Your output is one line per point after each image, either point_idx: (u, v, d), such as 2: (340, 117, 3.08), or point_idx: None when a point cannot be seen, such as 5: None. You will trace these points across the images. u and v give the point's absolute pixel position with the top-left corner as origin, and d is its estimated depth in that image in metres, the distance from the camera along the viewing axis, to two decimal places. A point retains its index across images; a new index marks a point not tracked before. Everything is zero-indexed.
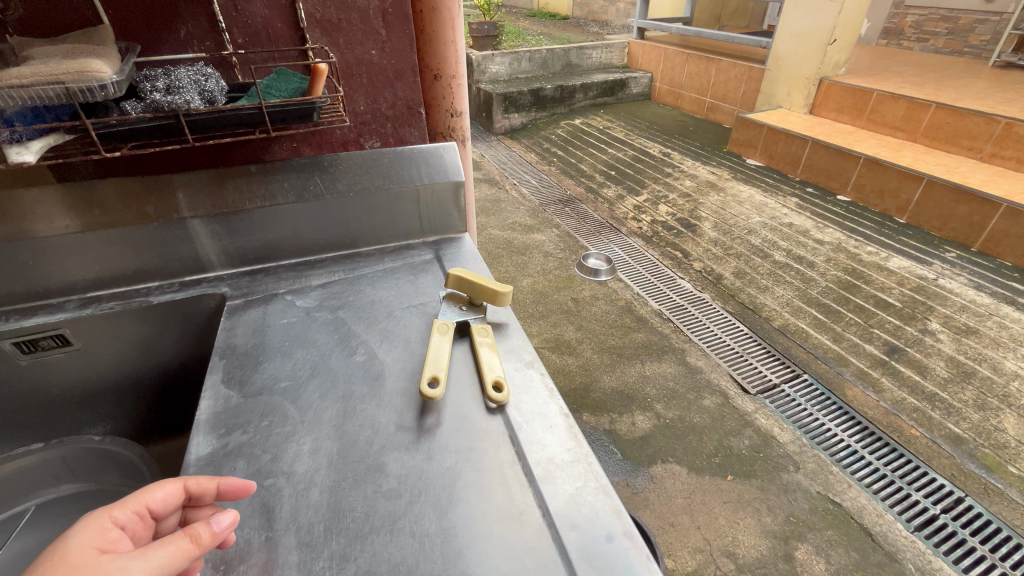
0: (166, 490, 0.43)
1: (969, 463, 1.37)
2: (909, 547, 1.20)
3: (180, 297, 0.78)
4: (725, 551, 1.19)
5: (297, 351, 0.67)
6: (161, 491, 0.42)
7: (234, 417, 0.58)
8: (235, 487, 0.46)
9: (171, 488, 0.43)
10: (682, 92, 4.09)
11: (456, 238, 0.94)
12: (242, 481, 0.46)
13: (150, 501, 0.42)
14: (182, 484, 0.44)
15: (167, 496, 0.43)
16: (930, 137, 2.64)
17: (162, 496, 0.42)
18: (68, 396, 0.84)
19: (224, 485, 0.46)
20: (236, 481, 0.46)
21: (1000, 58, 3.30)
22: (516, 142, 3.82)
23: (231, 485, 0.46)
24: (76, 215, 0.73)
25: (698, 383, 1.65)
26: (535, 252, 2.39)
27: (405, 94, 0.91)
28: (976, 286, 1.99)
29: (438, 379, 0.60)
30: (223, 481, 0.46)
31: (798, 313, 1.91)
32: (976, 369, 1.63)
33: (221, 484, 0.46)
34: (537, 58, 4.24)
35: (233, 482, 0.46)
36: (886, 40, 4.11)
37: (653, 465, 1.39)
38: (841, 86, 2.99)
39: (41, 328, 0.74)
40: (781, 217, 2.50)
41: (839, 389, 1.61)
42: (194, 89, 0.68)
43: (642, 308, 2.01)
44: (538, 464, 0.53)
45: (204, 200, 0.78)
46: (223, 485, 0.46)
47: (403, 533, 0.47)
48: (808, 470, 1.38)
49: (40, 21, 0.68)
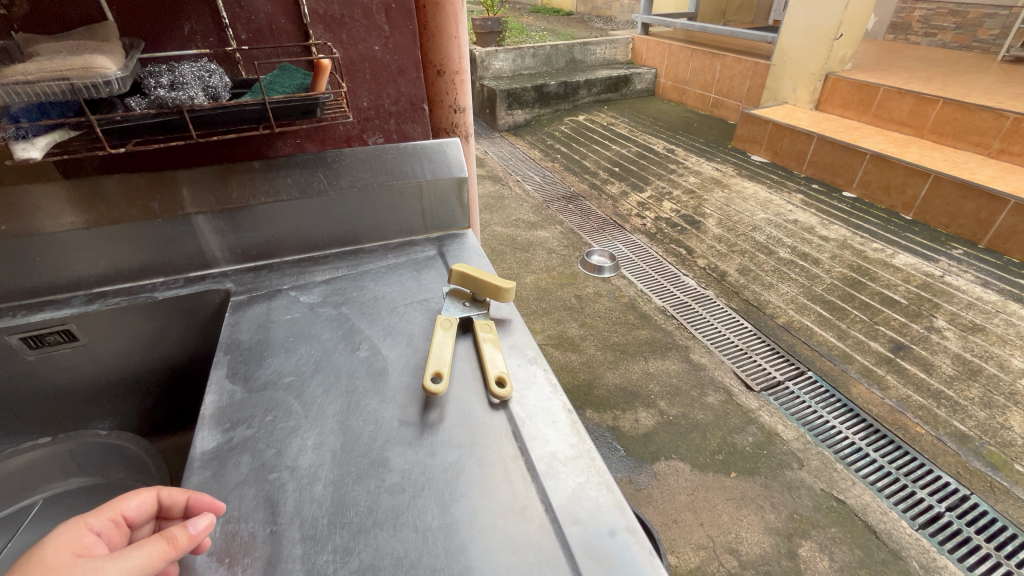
0: (141, 498, 0.45)
1: (975, 461, 1.36)
2: (914, 545, 1.20)
3: (185, 293, 0.79)
4: (728, 548, 1.19)
5: (301, 346, 0.68)
6: (136, 499, 0.45)
7: (239, 412, 0.58)
8: (204, 504, 0.46)
9: (146, 497, 0.45)
10: (687, 88, 4.07)
11: (459, 235, 0.94)
12: (211, 499, 0.47)
13: (125, 508, 0.44)
14: (155, 494, 0.46)
15: (141, 504, 0.45)
16: (937, 132, 2.62)
17: (137, 504, 0.45)
18: (75, 391, 0.85)
19: (193, 499, 0.46)
20: (206, 498, 0.47)
21: (1009, 52, 3.26)
22: (519, 139, 3.81)
23: (200, 501, 0.46)
24: (82, 211, 0.73)
25: (702, 380, 1.65)
26: (538, 249, 2.39)
27: (408, 90, 0.91)
28: (983, 283, 1.98)
29: (441, 374, 0.60)
30: (193, 495, 0.46)
31: (803, 310, 1.90)
32: (982, 367, 1.61)
33: (190, 498, 0.46)
34: (541, 54, 4.23)
35: (203, 499, 0.46)
36: (894, 35, 4.07)
37: (657, 462, 1.39)
38: (847, 81, 2.96)
39: (48, 323, 0.75)
40: (786, 214, 2.49)
41: (844, 387, 1.60)
42: (198, 84, 0.68)
43: (646, 305, 2.00)
44: (541, 459, 0.53)
45: (208, 196, 0.78)
46: (193, 499, 0.46)
47: (406, 527, 0.47)
48: (812, 467, 1.37)
49: (45, 17, 0.68)
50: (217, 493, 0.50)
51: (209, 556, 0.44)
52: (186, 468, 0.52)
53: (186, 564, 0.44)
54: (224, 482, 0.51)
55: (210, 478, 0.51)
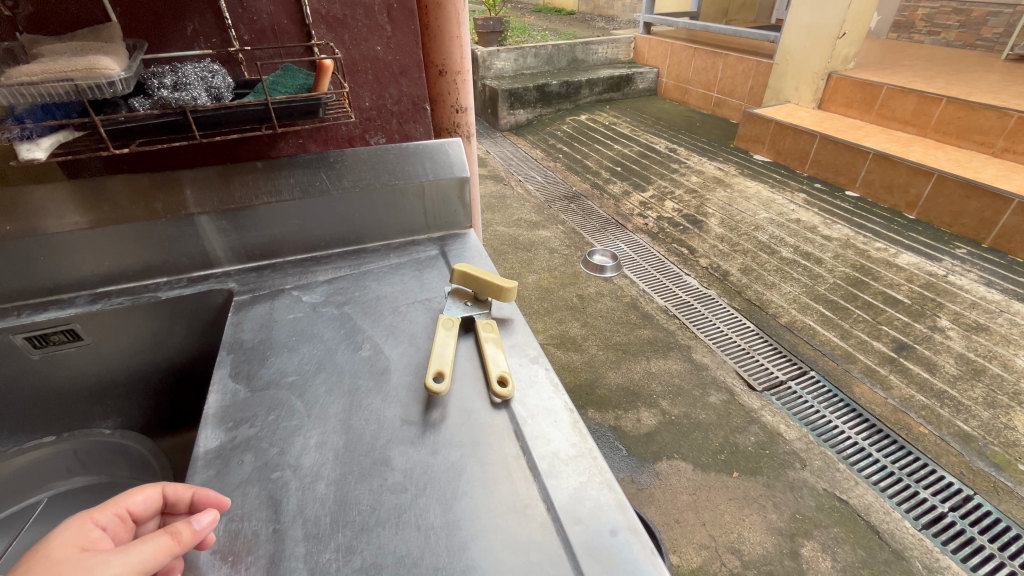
0: (147, 493, 0.45)
1: (979, 462, 1.35)
2: (917, 546, 1.19)
3: (188, 293, 0.79)
4: (730, 548, 1.19)
5: (303, 345, 0.68)
6: (142, 494, 0.45)
7: (242, 411, 0.58)
8: (209, 499, 0.47)
9: (151, 492, 0.45)
10: (689, 87, 4.06)
11: (461, 234, 0.95)
12: (217, 494, 0.47)
13: (130, 504, 0.44)
14: (161, 489, 0.46)
15: (147, 500, 0.45)
16: (940, 131, 2.61)
17: (143, 499, 0.45)
18: (79, 390, 0.85)
19: (199, 495, 0.47)
20: (211, 494, 0.47)
21: (1014, 51, 3.25)
22: (521, 139, 3.81)
23: (206, 497, 0.47)
24: (86, 211, 0.73)
25: (704, 380, 1.65)
26: (540, 248, 2.39)
27: (410, 90, 0.91)
28: (987, 283, 1.97)
29: (443, 373, 0.60)
30: (199, 491, 0.47)
31: (806, 310, 1.90)
32: (986, 366, 1.61)
33: (195, 494, 0.46)
34: (543, 54, 4.23)
35: (208, 494, 0.47)
36: (897, 34, 4.05)
37: (659, 461, 1.39)
38: (850, 80, 2.95)
39: (52, 323, 0.75)
40: (788, 213, 2.48)
41: (846, 386, 1.60)
42: (201, 85, 0.68)
43: (648, 305, 2.00)
44: (543, 459, 0.53)
45: (211, 196, 0.78)
46: (198, 495, 0.47)
47: (408, 526, 0.47)
48: (814, 467, 1.37)
49: (49, 19, 0.69)
50: (220, 491, 0.50)
51: (213, 555, 0.45)
52: (189, 467, 0.52)
53: (190, 563, 0.44)
54: (227, 480, 0.51)
55: (213, 476, 0.51)
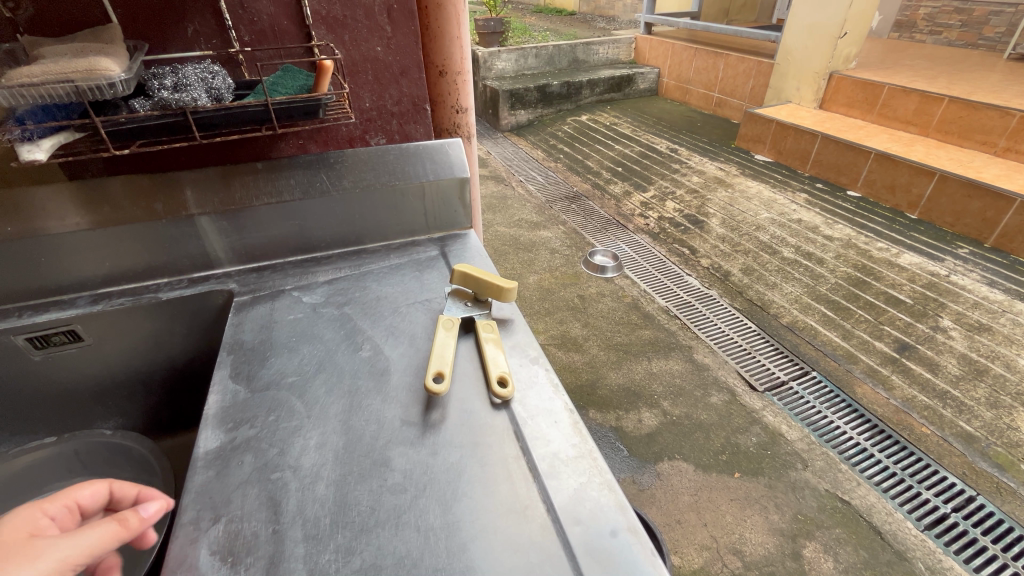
0: (95, 487, 0.49)
1: (981, 462, 1.35)
2: (919, 547, 1.19)
3: (188, 293, 0.79)
4: (732, 549, 1.19)
5: (304, 346, 0.68)
6: (90, 489, 0.48)
7: (242, 413, 0.58)
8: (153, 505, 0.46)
9: (99, 487, 0.49)
10: (690, 87, 4.06)
11: (462, 235, 0.95)
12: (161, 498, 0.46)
13: (78, 497, 0.47)
14: (108, 486, 0.50)
15: (95, 493, 0.49)
16: (942, 131, 2.60)
17: (90, 493, 0.48)
18: (80, 390, 0.86)
19: (144, 492, 0.52)
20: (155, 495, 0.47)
21: (1016, 50, 3.24)
22: (522, 140, 3.82)
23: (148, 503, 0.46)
24: (87, 212, 0.73)
25: (706, 381, 1.64)
26: (542, 249, 2.39)
27: (411, 91, 0.91)
28: (989, 283, 1.96)
29: (443, 374, 0.60)
30: (144, 488, 0.52)
31: (808, 310, 1.90)
32: (989, 367, 1.60)
33: (141, 491, 0.52)
34: (544, 54, 4.23)
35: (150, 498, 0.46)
36: (898, 33, 4.05)
37: (660, 462, 1.38)
38: (852, 80, 2.95)
39: (54, 324, 0.75)
40: (790, 213, 2.48)
41: (848, 387, 1.59)
42: (201, 86, 0.68)
43: (649, 305, 2.00)
44: (543, 460, 0.53)
45: (212, 197, 0.78)
46: (143, 492, 0.52)
47: (408, 527, 0.47)
48: (816, 467, 1.37)
49: (50, 20, 0.69)
50: (219, 492, 0.50)
51: (212, 556, 0.45)
52: (189, 468, 0.52)
53: (190, 564, 0.44)
54: (227, 481, 0.51)
55: (212, 477, 0.51)
